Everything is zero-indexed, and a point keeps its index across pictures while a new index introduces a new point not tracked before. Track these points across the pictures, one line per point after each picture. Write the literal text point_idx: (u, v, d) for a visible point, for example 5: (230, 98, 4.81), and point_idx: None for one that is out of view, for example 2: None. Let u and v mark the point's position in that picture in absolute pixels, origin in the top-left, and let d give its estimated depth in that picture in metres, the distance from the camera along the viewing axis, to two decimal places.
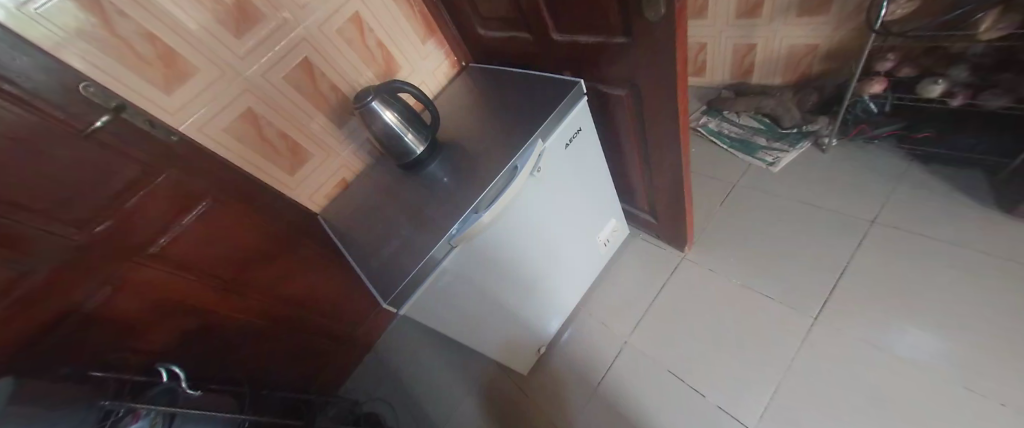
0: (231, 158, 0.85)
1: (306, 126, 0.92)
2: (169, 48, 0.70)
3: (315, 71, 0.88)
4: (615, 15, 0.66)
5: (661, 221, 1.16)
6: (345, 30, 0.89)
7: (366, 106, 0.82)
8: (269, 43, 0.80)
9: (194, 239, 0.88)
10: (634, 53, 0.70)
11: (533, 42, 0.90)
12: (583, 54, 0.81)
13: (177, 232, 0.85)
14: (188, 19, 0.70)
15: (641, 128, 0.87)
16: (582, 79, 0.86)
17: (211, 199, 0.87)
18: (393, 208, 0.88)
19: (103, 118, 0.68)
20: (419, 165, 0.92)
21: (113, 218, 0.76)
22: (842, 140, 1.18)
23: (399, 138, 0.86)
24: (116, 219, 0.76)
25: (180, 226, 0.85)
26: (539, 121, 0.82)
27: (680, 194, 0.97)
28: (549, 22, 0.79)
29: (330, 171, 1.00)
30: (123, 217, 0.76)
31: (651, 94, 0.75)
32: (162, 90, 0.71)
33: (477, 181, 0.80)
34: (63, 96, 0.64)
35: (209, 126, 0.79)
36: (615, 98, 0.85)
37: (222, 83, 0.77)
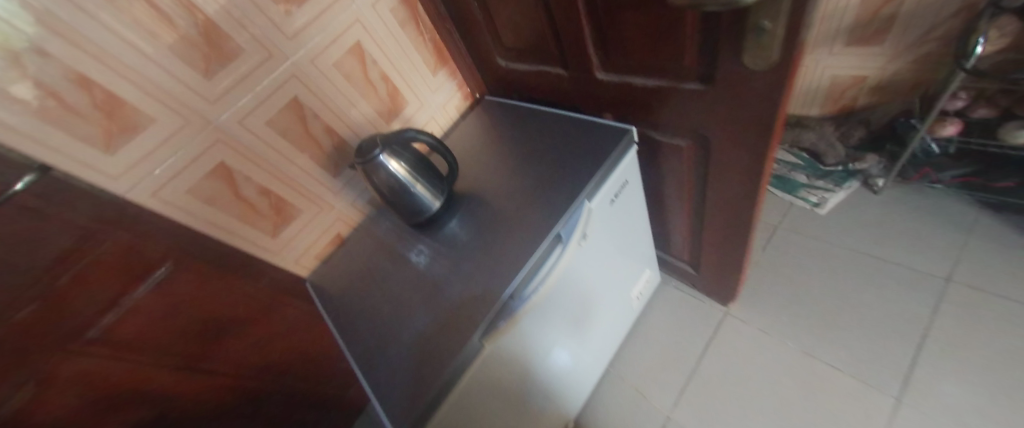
0: (201, 224, 0.66)
1: (296, 178, 0.75)
2: (112, 96, 0.52)
3: (307, 112, 0.72)
4: (693, 60, 0.51)
5: (702, 273, 1.03)
6: (344, 63, 0.74)
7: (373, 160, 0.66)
8: (250, 82, 0.63)
9: (155, 313, 0.66)
10: (714, 105, 0.54)
11: (567, 79, 0.76)
12: (634, 99, 0.67)
13: (129, 308, 0.63)
14: (139, 58, 0.53)
15: (699, 183, 0.73)
16: (632, 124, 0.72)
17: (173, 261, 0.65)
18: (402, 280, 0.72)
19: (24, 178, 0.49)
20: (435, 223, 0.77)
21: (38, 301, 0.54)
22: (898, 182, 1.09)
23: (411, 196, 0.71)
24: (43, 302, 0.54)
25: (131, 300, 0.63)
26: (584, 177, 0.68)
27: (738, 255, 0.83)
28: (594, 59, 0.65)
29: (322, 227, 0.84)
30: (52, 300, 0.55)
31: (724, 152, 0.61)
32: (101, 150, 0.53)
33: (509, 253, 0.65)
34: None
35: (167, 190, 0.60)
36: (669, 148, 0.71)
37: (186, 134, 0.59)
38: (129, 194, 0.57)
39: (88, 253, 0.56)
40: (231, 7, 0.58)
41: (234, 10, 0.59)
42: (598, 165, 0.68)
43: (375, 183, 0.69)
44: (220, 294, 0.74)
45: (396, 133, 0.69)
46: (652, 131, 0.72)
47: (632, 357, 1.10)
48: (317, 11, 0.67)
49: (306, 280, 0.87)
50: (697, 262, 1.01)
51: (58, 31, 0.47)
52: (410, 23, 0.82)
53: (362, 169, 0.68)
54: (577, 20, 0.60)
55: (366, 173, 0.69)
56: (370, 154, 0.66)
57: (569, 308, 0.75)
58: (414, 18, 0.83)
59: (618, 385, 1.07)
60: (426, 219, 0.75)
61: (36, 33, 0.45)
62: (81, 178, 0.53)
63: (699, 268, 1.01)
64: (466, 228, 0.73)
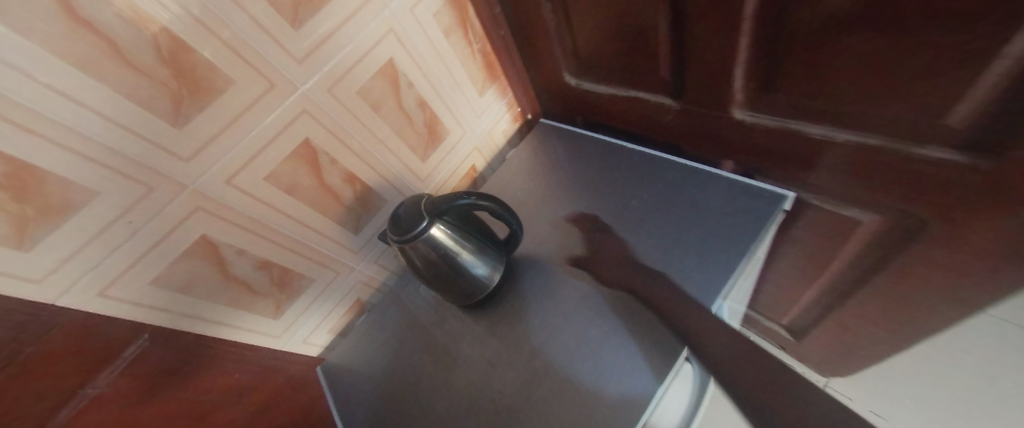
0: (177, 318, 0.48)
1: (307, 242, 0.56)
2: (23, 167, 0.33)
3: (321, 158, 0.53)
4: (965, 120, 0.31)
5: (803, 342, 0.84)
6: (371, 89, 0.55)
7: (415, 239, 0.47)
8: (241, 126, 0.44)
9: (137, 400, 0.42)
10: (974, 189, 0.34)
11: (671, 115, 0.56)
12: (783, 155, 0.47)
13: (97, 402, 0.39)
14: (66, 102, 0.34)
15: (864, 265, 0.52)
16: (772, 185, 0.52)
17: (149, 335, 0.45)
18: (448, 391, 0.54)
19: None
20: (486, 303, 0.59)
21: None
22: None
23: (462, 279, 0.53)
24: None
25: (103, 388, 0.40)
26: (721, 262, 0.49)
27: (883, 342, 0.64)
28: (737, 94, 0.45)
29: (339, 296, 0.65)
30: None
31: (946, 250, 0.40)
32: (13, 247, 0.35)
33: (605, 375, 0.47)
34: None
35: (125, 283, 0.42)
36: (818, 217, 0.51)
37: (150, 205, 0.41)
38: (63, 299, 0.39)
39: (29, 342, 0.35)
40: (206, 16, 0.38)
41: (212, 22, 0.39)
42: (743, 250, 0.48)
43: (415, 264, 0.51)
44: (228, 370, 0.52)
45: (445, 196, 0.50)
46: (808, 196, 0.49)
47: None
48: (337, 19, 0.48)
49: (318, 363, 0.67)
50: (803, 329, 0.80)
51: None
52: (457, 30, 0.62)
53: (398, 247, 0.49)
54: (734, 39, 0.39)
55: (404, 253, 0.50)
56: (410, 230, 0.47)
57: None
58: (463, 23, 0.62)
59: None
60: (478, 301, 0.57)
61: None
62: None
63: (802, 336, 0.82)
64: (537, 322, 0.55)
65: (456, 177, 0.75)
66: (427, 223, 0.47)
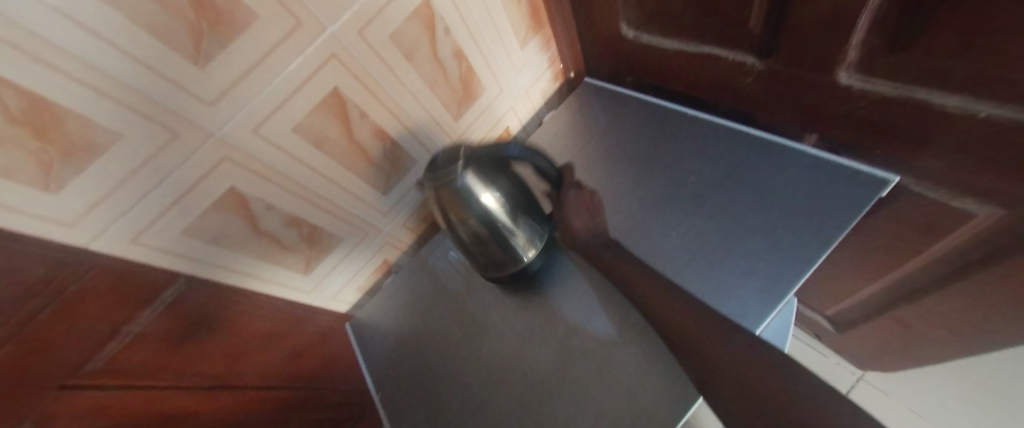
0: (209, 270, 0.47)
1: (336, 200, 0.54)
2: (39, 102, 0.30)
3: (350, 109, 0.48)
4: None
5: (845, 334, 0.78)
6: (406, 34, 0.49)
7: (455, 182, 0.43)
8: (265, 70, 0.40)
9: (177, 337, 0.45)
10: None
11: (750, 76, 0.47)
12: (891, 130, 0.39)
13: (140, 336, 0.42)
14: (77, 31, 0.30)
15: (953, 264, 0.46)
16: (867, 168, 0.44)
17: (187, 279, 0.45)
18: (476, 362, 0.53)
19: None
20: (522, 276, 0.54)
21: (9, 341, 0.33)
22: None
23: (501, 242, 0.48)
24: (17, 341, 0.34)
25: (138, 327, 0.42)
26: (793, 254, 0.43)
27: (948, 344, 0.58)
28: (849, 51, 0.36)
29: (367, 256, 0.63)
30: (26, 339, 0.34)
31: None
32: (40, 189, 0.33)
33: (642, 363, 0.44)
34: None
35: (154, 233, 0.40)
36: (915, 207, 0.44)
37: (175, 151, 0.38)
38: (94, 245, 0.38)
39: (73, 279, 0.36)
40: None
41: None
42: (827, 240, 0.42)
43: (452, 219, 0.46)
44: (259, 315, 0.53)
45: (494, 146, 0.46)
46: (910, 182, 0.42)
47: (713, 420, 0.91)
48: None
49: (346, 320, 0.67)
50: (849, 322, 0.74)
51: None
52: None
53: (436, 195, 0.45)
54: None
55: (442, 203, 0.46)
56: (451, 173, 0.44)
57: None
58: None
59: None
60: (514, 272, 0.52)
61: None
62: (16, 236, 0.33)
63: (846, 328, 0.76)
64: (575, 297, 0.52)
65: (490, 138, 0.70)
66: (471, 167, 0.43)
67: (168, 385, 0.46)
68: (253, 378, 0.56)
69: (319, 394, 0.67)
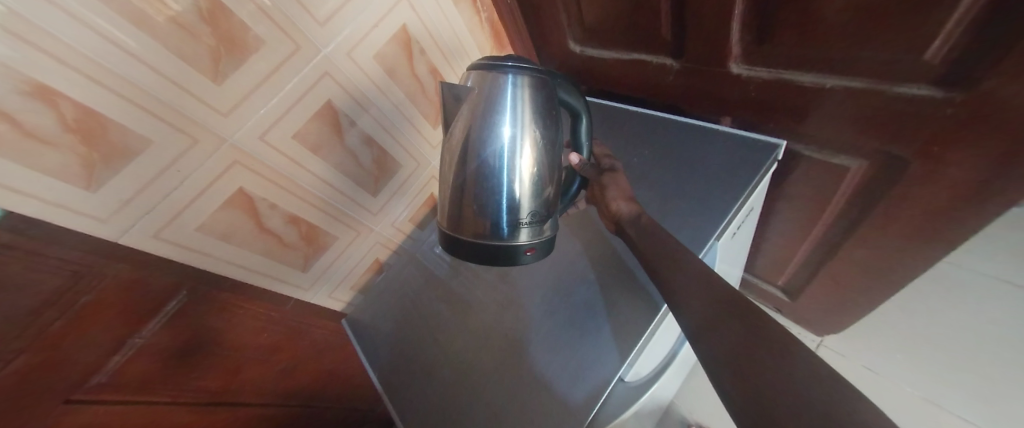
0: (219, 265, 0.53)
1: (331, 202, 0.61)
2: (89, 113, 0.38)
3: (343, 118, 0.57)
4: (937, 57, 0.35)
5: (799, 302, 0.86)
6: (388, 55, 0.58)
7: (504, 73, 0.41)
8: (271, 85, 0.48)
9: (173, 352, 0.52)
10: (952, 122, 0.38)
11: (673, 74, 0.58)
12: (778, 105, 0.50)
13: (141, 348, 0.49)
14: (123, 56, 0.38)
15: (853, 212, 0.56)
16: (772, 137, 0.54)
17: (187, 291, 0.50)
18: (466, 331, 0.59)
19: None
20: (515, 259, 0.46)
21: (26, 350, 0.40)
22: None
23: (506, 173, 0.43)
24: (33, 351, 0.41)
25: (140, 340, 0.48)
26: (716, 210, 0.50)
27: (872, 292, 0.66)
28: (733, 46, 0.48)
29: (360, 254, 0.70)
30: (44, 350, 0.41)
31: (921, 183, 0.45)
32: (82, 187, 0.40)
33: (607, 268, 0.52)
34: None
35: (174, 228, 0.47)
36: (811, 168, 0.55)
37: (196, 155, 0.45)
38: (124, 238, 0.44)
39: (85, 291, 0.42)
40: None
41: None
42: (737, 192, 0.50)
43: (473, 116, 0.42)
44: (251, 320, 0.59)
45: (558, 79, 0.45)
46: (801, 148, 0.53)
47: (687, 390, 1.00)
48: None
49: (341, 317, 0.73)
50: (798, 289, 0.83)
51: None
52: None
53: (475, 80, 0.43)
54: None
55: (473, 95, 0.43)
56: (506, 64, 0.41)
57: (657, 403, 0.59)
58: None
59: (671, 424, 0.96)
60: (503, 228, 0.44)
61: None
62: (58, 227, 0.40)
63: (797, 296, 0.84)
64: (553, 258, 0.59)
65: None
66: (529, 70, 0.41)
67: (168, 401, 0.54)
68: (246, 395, 0.64)
69: (309, 410, 0.76)
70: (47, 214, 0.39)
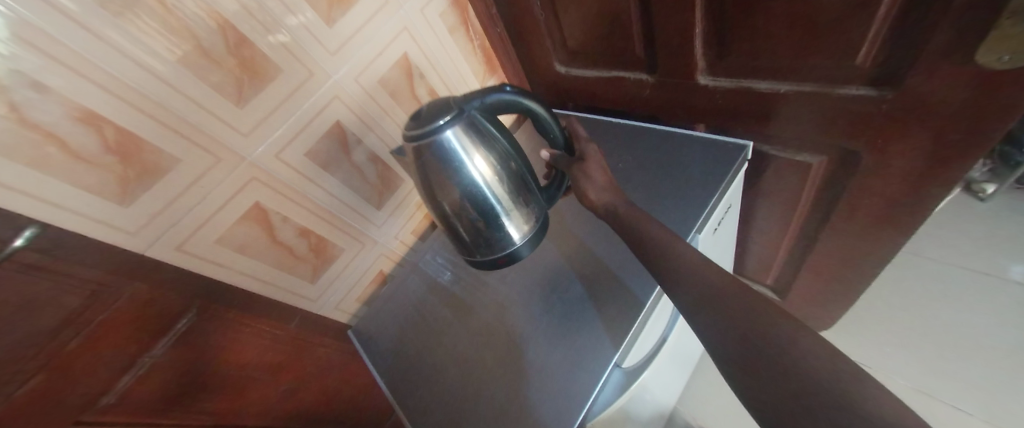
0: (236, 276, 0.56)
1: (339, 215, 0.65)
2: (129, 136, 0.43)
3: (349, 137, 0.62)
4: (867, 61, 0.41)
5: (789, 301, 0.88)
6: (390, 80, 0.65)
7: (436, 132, 0.44)
8: (286, 109, 0.54)
9: (182, 373, 0.52)
10: (889, 115, 0.43)
11: (649, 87, 0.64)
12: (742, 109, 0.56)
13: (152, 367, 0.49)
14: (161, 86, 0.43)
15: (821, 206, 0.61)
16: (741, 139, 0.59)
17: (198, 309, 0.53)
18: (467, 332, 0.63)
19: (26, 232, 0.38)
20: (513, 259, 0.54)
21: (41, 369, 0.41)
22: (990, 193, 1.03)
23: (481, 209, 0.49)
24: (48, 371, 0.41)
25: (150, 357, 0.49)
26: (695, 206, 0.54)
27: (852, 284, 0.69)
28: (698, 59, 0.54)
29: (365, 266, 0.74)
30: (58, 370, 0.42)
31: (874, 174, 0.50)
32: (116, 203, 0.43)
33: (599, 267, 0.59)
34: None
35: (196, 241, 0.50)
36: (780, 167, 0.60)
37: (219, 174, 0.50)
38: (150, 250, 0.48)
39: (103, 309, 0.44)
40: (262, 16, 0.49)
41: (268, 22, 0.49)
42: (713, 190, 0.55)
43: (432, 173, 0.47)
44: (257, 336, 0.61)
45: (481, 93, 0.47)
46: (769, 148, 0.59)
47: (690, 396, 1.01)
48: (360, 18, 0.57)
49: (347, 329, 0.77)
50: (786, 286, 0.85)
51: (55, 56, 0.37)
52: (460, 29, 0.73)
53: (414, 145, 0.46)
54: (690, 14, 0.49)
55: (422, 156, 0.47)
56: (433, 124, 0.44)
57: (655, 393, 0.62)
58: (464, 22, 0.73)
59: None
60: (497, 249, 0.52)
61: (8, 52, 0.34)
62: (95, 240, 0.43)
63: (787, 294, 0.86)
64: (547, 261, 0.64)
65: None
66: (452, 117, 0.44)
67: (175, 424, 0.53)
68: (251, 420, 0.64)
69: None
70: (83, 229, 0.42)
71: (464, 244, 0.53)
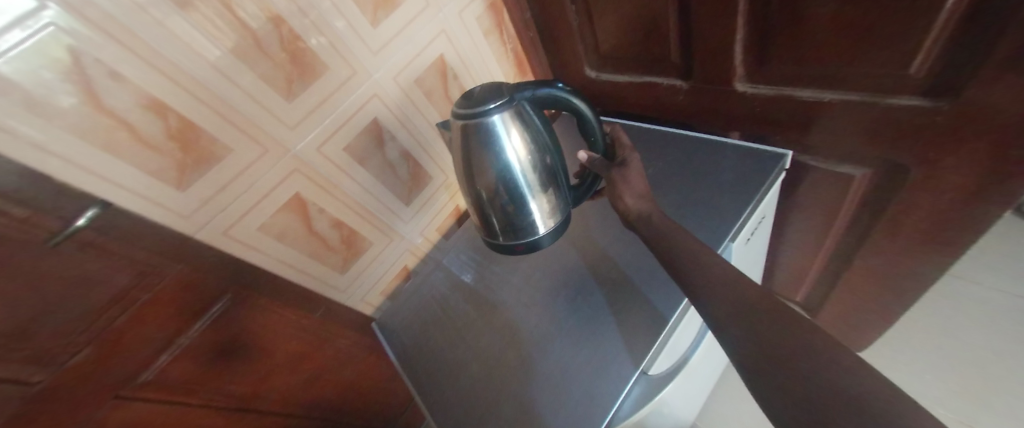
0: (272, 263, 0.58)
1: (371, 209, 0.67)
2: (188, 124, 0.45)
3: (385, 133, 0.64)
4: (921, 70, 0.40)
5: (820, 319, 0.84)
6: (426, 80, 0.67)
7: (484, 115, 0.46)
8: (330, 104, 0.56)
9: (213, 355, 0.56)
10: (943, 126, 0.42)
11: (683, 93, 0.64)
12: (781, 117, 0.55)
13: (187, 348, 0.53)
14: (218, 77, 0.46)
15: (861, 220, 0.59)
16: (778, 147, 0.58)
17: (232, 295, 0.55)
18: (489, 330, 0.63)
19: (89, 211, 0.41)
20: (533, 249, 0.56)
21: (92, 342, 0.44)
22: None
23: (511, 196, 0.50)
24: (96, 345, 0.45)
25: (186, 339, 0.52)
26: (728, 214, 0.53)
27: (892, 304, 0.66)
28: (736, 65, 0.54)
29: (392, 260, 0.75)
30: (106, 345, 0.46)
31: (922, 188, 0.48)
32: (173, 186, 0.46)
33: (623, 273, 0.58)
34: (34, 189, 0.38)
35: (239, 226, 0.53)
36: (818, 178, 0.58)
37: (264, 165, 0.52)
38: (199, 234, 0.50)
39: (146, 289, 0.47)
40: (312, 15, 0.51)
41: (317, 21, 0.52)
42: (748, 198, 0.54)
43: (471, 156, 0.49)
44: (284, 324, 0.63)
45: (532, 85, 0.48)
46: (807, 158, 0.58)
47: (710, 413, 0.98)
48: (402, 20, 0.60)
49: (371, 320, 0.77)
50: (818, 303, 0.82)
51: (130, 47, 0.40)
52: (495, 32, 0.74)
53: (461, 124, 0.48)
54: (733, 20, 0.49)
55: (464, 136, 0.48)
56: (483, 107, 0.46)
57: (678, 404, 0.61)
58: (499, 26, 0.74)
59: None
60: (519, 236, 0.54)
61: (82, 35, 0.37)
62: (151, 221, 0.46)
63: (818, 312, 0.83)
64: (572, 264, 0.64)
65: None
66: (503, 104, 0.46)
67: (202, 403, 0.57)
68: (272, 404, 0.67)
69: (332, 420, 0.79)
70: (141, 210, 0.45)
71: (488, 227, 0.56)
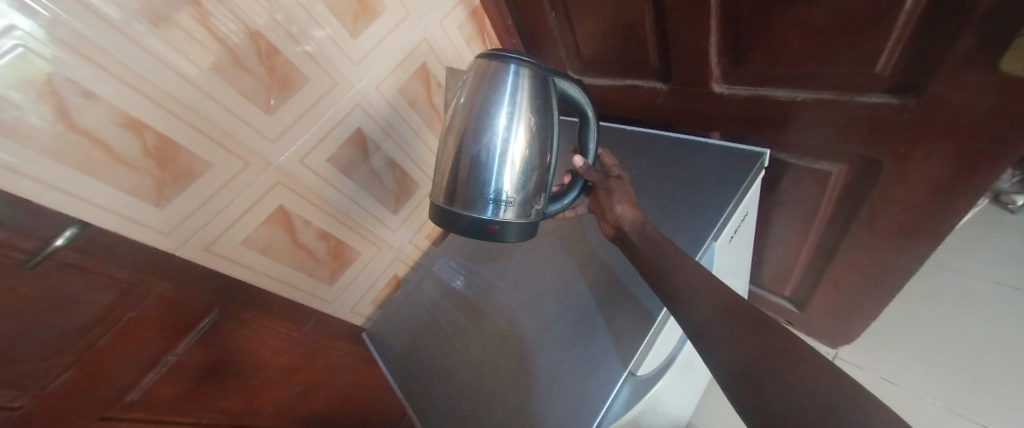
0: (258, 277, 0.58)
1: (357, 218, 0.67)
2: (166, 141, 0.45)
3: (369, 143, 0.64)
4: (887, 69, 0.41)
5: (807, 314, 0.85)
6: (409, 88, 0.67)
7: (508, 62, 0.46)
8: (312, 116, 0.56)
9: (200, 373, 0.55)
10: (910, 125, 0.43)
11: (664, 95, 0.65)
12: (758, 117, 0.56)
13: (174, 366, 0.52)
14: (196, 93, 0.46)
15: (842, 216, 0.60)
16: (758, 146, 0.59)
17: (218, 310, 0.54)
18: (480, 336, 0.63)
19: (66, 232, 0.41)
20: (496, 226, 0.50)
21: (74, 365, 0.44)
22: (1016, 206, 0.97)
23: (499, 156, 0.48)
24: (78, 367, 0.44)
25: (174, 357, 0.51)
26: (711, 213, 0.53)
27: (876, 297, 0.67)
28: (713, 66, 0.55)
29: (381, 268, 0.75)
30: (90, 368, 0.45)
31: (896, 184, 0.49)
32: (152, 204, 0.46)
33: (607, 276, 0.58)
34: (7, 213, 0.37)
35: (222, 241, 0.52)
36: (798, 175, 0.59)
37: (247, 177, 0.52)
38: (180, 251, 0.49)
39: (131, 308, 0.46)
40: (292, 28, 0.51)
41: (297, 34, 0.52)
42: (730, 195, 0.54)
43: (475, 103, 0.48)
44: (272, 338, 0.62)
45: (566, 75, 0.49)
46: (786, 156, 0.59)
47: (703, 411, 0.98)
48: (384, 30, 0.60)
49: (361, 330, 0.76)
50: (805, 299, 0.82)
51: (103, 65, 0.40)
52: (476, 40, 0.75)
53: (481, 68, 0.48)
54: (706, 23, 0.51)
55: (477, 81, 0.48)
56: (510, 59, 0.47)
57: (671, 402, 0.61)
58: (481, 33, 0.76)
59: None
60: (487, 203, 0.49)
61: (54, 56, 0.37)
62: (131, 240, 0.45)
63: (805, 307, 0.83)
64: (561, 267, 0.64)
65: None
66: (532, 64, 0.46)
67: (192, 421, 0.55)
68: (264, 419, 0.66)
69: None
70: (121, 228, 0.45)
71: (457, 182, 0.50)
